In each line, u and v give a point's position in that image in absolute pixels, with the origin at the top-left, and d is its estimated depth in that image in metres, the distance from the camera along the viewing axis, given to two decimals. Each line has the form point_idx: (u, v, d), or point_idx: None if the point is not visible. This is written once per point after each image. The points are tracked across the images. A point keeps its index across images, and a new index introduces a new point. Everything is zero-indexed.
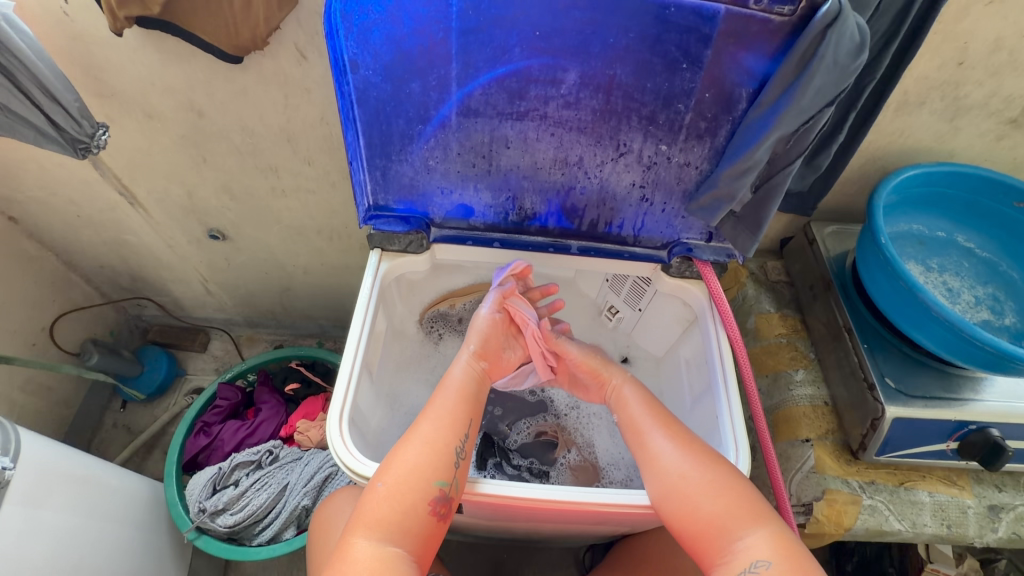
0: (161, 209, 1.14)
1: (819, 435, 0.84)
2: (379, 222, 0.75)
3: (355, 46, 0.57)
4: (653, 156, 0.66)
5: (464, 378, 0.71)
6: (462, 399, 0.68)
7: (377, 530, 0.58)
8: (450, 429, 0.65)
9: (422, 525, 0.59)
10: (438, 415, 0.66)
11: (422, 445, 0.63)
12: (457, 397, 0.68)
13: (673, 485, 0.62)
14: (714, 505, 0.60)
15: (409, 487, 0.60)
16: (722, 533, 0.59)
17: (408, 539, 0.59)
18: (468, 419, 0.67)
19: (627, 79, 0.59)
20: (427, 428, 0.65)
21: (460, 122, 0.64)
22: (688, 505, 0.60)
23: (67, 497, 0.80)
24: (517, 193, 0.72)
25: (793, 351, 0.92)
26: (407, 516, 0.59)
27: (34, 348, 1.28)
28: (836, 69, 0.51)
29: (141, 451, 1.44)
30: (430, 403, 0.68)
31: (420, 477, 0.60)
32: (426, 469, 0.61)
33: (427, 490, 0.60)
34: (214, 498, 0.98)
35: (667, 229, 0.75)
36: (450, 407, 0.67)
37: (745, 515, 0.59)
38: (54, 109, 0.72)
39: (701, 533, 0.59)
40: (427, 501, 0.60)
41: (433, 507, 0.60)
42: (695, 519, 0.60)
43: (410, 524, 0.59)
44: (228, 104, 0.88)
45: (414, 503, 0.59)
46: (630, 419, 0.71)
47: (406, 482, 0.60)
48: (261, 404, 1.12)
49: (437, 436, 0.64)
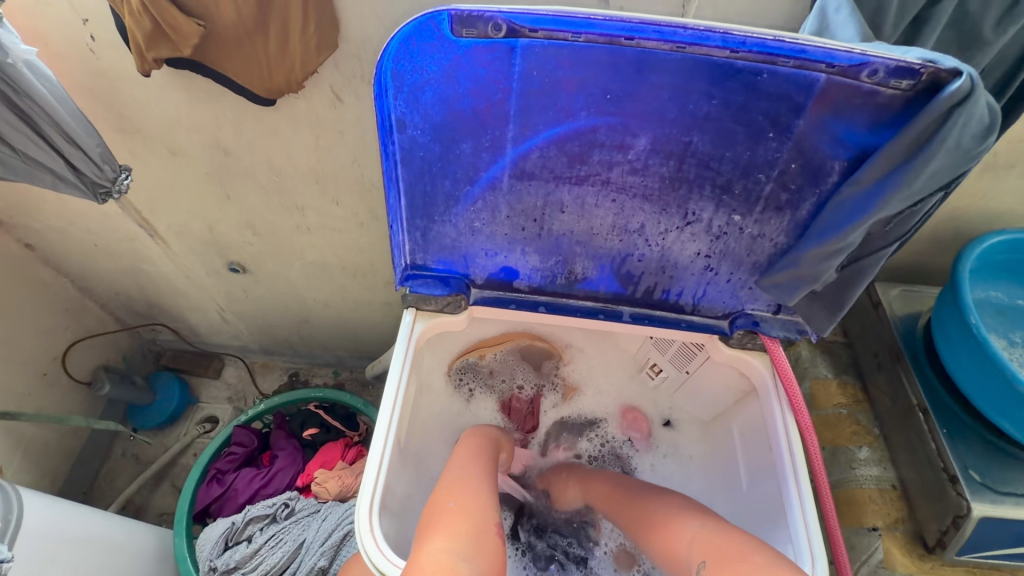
0: (181, 241, 1.09)
1: (888, 524, 0.76)
2: (416, 283, 0.69)
3: (404, 105, 0.52)
4: (723, 226, 0.59)
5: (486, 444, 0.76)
6: (486, 456, 0.72)
7: (454, 538, 0.54)
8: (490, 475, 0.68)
9: (494, 544, 0.55)
10: (479, 459, 0.70)
11: (477, 476, 0.65)
12: (480, 453, 0.73)
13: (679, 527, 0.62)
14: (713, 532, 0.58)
15: (477, 506, 0.59)
16: (676, 539, 0.61)
17: (484, 552, 0.53)
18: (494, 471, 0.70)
19: (704, 146, 0.53)
20: (472, 468, 0.67)
21: (512, 184, 0.58)
22: (656, 524, 0.65)
23: (69, 566, 0.74)
24: (567, 257, 0.66)
25: (855, 425, 0.85)
26: (483, 532, 0.56)
27: (45, 377, 1.24)
28: (958, 151, 0.45)
29: (150, 483, 1.39)
30: (459, 454, 0.71)
31: (483, 503, 0.60)
32: (480, 493, 0.62)
33: (492, 515, 0.59)
34: (225, 555, 0.93)
35: (731, 299, 0.68)
36: (485, 458, 0.72)
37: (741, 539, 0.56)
38: (74, 153, 0.66)
39: (667, 542, 0.62)
40: (492, 522, 0.58)
41: (500, 531, 0.58)
42: (657, 531, 0.64)
43: (483, 538, 0.55)
44: (256, 143, 0.83)
45: (481, 520, 0.57)
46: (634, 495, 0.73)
47: (474, 502, 0.59)
48: (277, 450, 1.06)
49: (478, 475, 0.66)
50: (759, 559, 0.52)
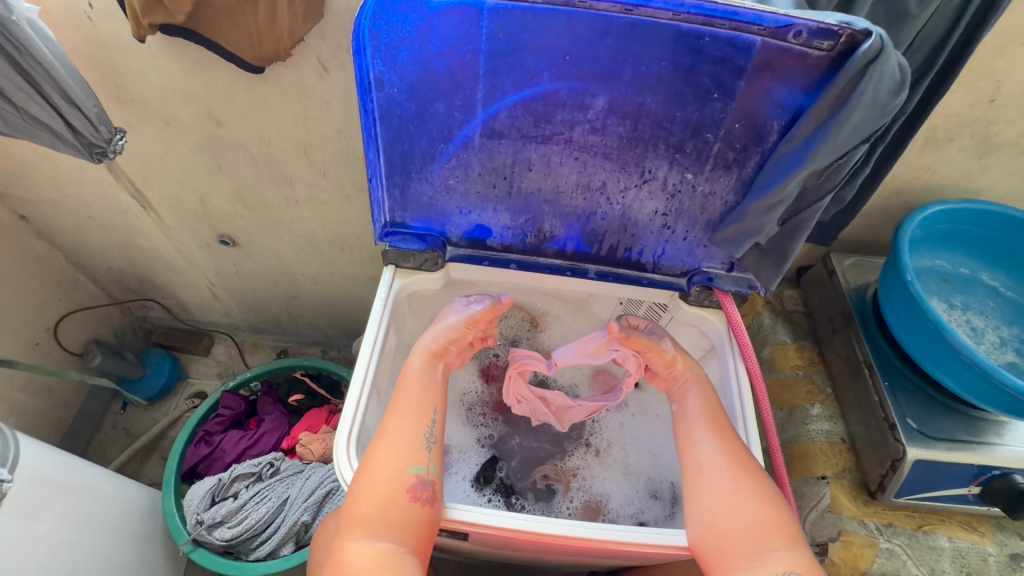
0: (173, 214, 1.13)
1: (836, 473, 0.82)
2: (395, 240, 0.74)
3: (382, 64, 0.56)
4: (677, 184, 0.64)
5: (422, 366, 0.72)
6: (424, 386, 0.71)
7: (367, 529, 0.58)
8: (415, 419, 0.66)
9: (406, 516, 0.59)
10: (405, 398, 0.68)
11: (394, 431, 0.64)
12: (419, 383, 0.71)
13: (722, 487, 0.63)
14: (757, 515, 0.60)
15: (387, 478, 0.60)
16: (754, 542, 0.59)
17: (393, 530, 0.58)
18: (433, 405, 0.69)
19: (656, 107, 0.58)
20: (401, 418, 0.66)
21: (482, 143, 0.63)
22: (732, 511, 0.61)
23: (63, 508, 0.78)
24: (536, 216, 0.70)
25: (809, 385, 0.90)
26: (392, 505, 0.59)
27: (38, 347, 1.27)
28: (876, 107, 0.50)
29: (139, 455, 1.43)
30: (399, 391, 0.70)
31: (392, 468, 0.61)
32: (399, 459, 0.62)
33: (402, 478, 0.61)
34: (212, 510, 0.96)
35: (688, 257, 0.73)
36: (419, 395, 0.69)
37: (781, 532, 0.59)
38: (72, 113, 0.70)
39: (730, 539, 0.60)
40: (405, 490, 0.60)
41: (414, 493, 0.60)
42: (733, 521, 0.60)
43: (394, 515, 0.59)
44: (246, 114, 0.88)
45: (393, 495, 0.60)
46: (685, 418, 0.71)
47: (388, 474, 0.61)
48: (264, 415, 1.10)
49: (404, 425, 0.65)
50: None
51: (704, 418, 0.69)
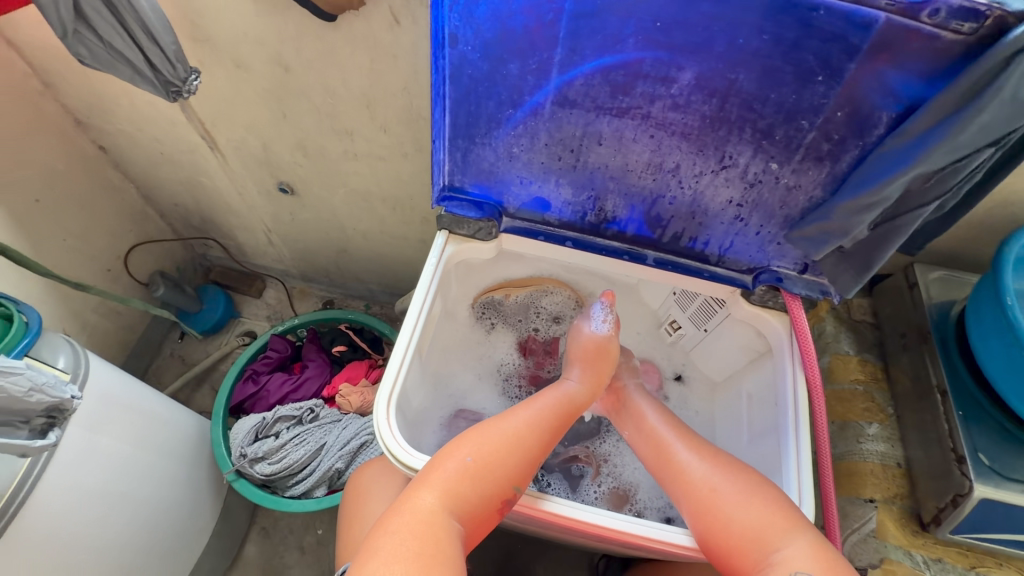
0: (237, 156, 1.16)
1: (885, 498, 0.77)
2: (451, 205, 0.72)
3: (459, 18, 0.53)
4: (759, 173, 0.59)
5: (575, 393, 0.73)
6: (564, 412, 0.70)
7: (445, 494, 0.58)
8: (545, 442, 0.66)
9: (485, 513, 0.60)
10: (537, 415, 0.67)
11: (515, 434, 0.64)
12: (560, 407, 0.70)
13: (707, 505, 0.61)
14: (752, 515, 0.59)
15: (487, 473, 0.60)
16: (758, 549, 0.57)
17: (470, 520, 0.59)
18: (559, 431, 0.69)
19: (749, 86, 0.53)
20: (520, 423, 0.66)
21: (553, 111, 0.60)
22: (722, 519, 0.59)
23: (124, 427, 0.83)
24: (600, 194, 0.67)
25: (869, 402, 0.84)
26: (479, 498, 0.59)
27: (109, 273, 1.35)
28: (1012, 104, 0.44)
29: (192, 383, 1.52)
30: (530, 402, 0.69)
31: (501, 464, 0.61)
32: (508, 463, 0.62)
33: (503, 485, 0.61)
34: (254, 445, 1.01)
35: (757, 253, 0.69)
36: (548, 412, 0.69)
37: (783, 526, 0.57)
38: (152, 49, 0.71)
39: (742, 549, 0.57)
40: (500, 496, 0.60)
41: (501, 506, 0.60)
42: (728, 532, 0.59)
43: (476, 508, 0.59)
44: (315, 62, 0.87)
45: (488, 488, 0.60)
46: (653, 434, 0.71)
47: (493, 468, 0.61)
48: (308, 360, 1.14)
49: (528, 435, 0.65)
50: None
51: (679, 435, 0.70)
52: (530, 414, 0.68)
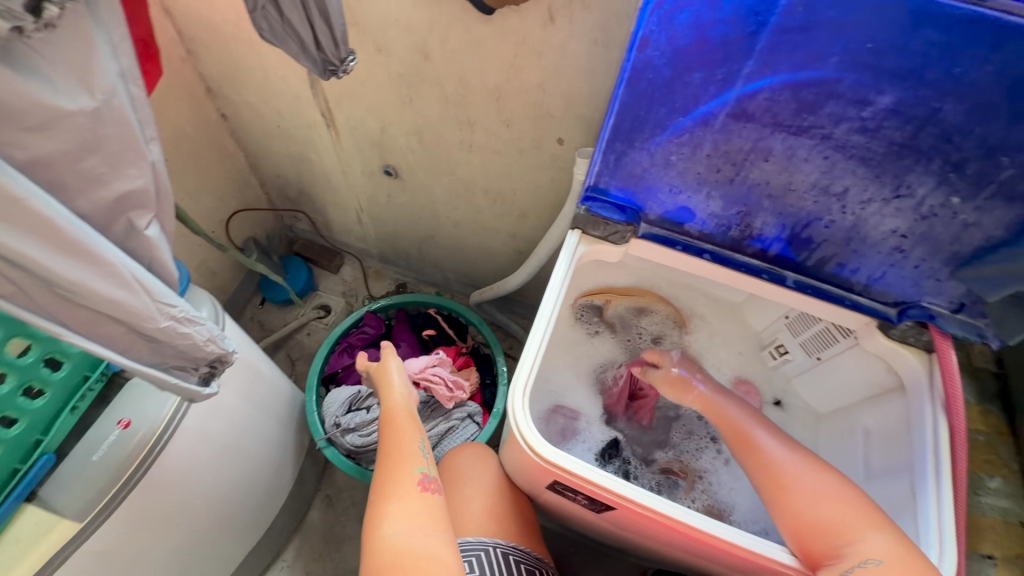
0: (351, 136, 1.20)
1: (1010, 556, 0.73)
2: (593, 205, 0.72)
3: (656, 23, 0.53)
4: (936, 207, 0.58)
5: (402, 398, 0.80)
6: (404, 415, 0.78)
7: (404, 519, 0.64)
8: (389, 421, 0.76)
9: (435, 508, 0.67)
10: (393, 424, 0.76)
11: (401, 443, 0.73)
12: (399, 415, 0.78)
13: (783, 500, 0.65)
14: (829, 510, 0.62)
15: (390, 482, 0.69)
16: (790, 490, 0.65)
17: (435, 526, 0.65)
18: (417, 423, 0.77)
19: (953, 117, 0.51)
20: (388, 439, 0.74)
21: (726, 123, 0.59)
22: (766, 454, 0.69)
23: (241, 383, 0.89)
24: (750, 209, 0.66)
25: (991, 455, 0.81)
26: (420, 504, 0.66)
27: (211, 235, 1.42)
28: None
29: (269, 348, 1.59)
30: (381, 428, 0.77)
31: (400, 469, 0.70)
32: (402, 462, 0.70)
33: (411, 476, 0.69)
34: (348, 416, 1.04)
35: (910, 288, 0.66)
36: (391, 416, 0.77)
37: (862, 522, 0.61)
38: (323, 28, 0.74)
39: (777, 478, 0.67)
40: (415, 483, 0.68)
41: (421, 486, 0.69)
42: (767, 464, 0.68)
43: (427, 510, 0.66)
44: (457, 52, 0.89)
45: (405, 491, 0.67)
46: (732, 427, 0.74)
47: (401, 478, 0.69)
48: (398, 341, 1.16)
49: (393, 441, 0.74)
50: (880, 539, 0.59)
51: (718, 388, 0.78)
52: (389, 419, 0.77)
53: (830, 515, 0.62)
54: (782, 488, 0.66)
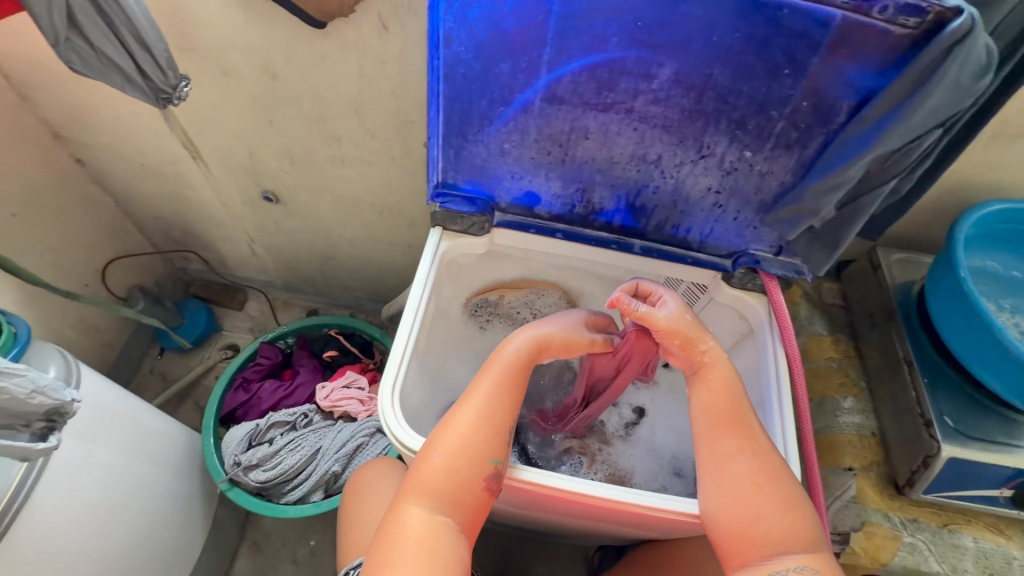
0: (221, 165, 1.16)
1: (864, 465, 0.82)
2: (445, 201, 0.75)
3: (452, 21, 0.57)
4: (734, 162, 0.64)
5: (524, 350, 0.69)
6: (516, 372, 0.67)
7: (432, 499, 0.59)
8: (510, 406, 0.66)
9: (476, 500, 0.61)
10: (495, 388, 0.66)
11: (480, 413, 0.64)
12: (513, 369, 0.67)
13: (738, 499, 0.60)
14: (778, 521, 0.58)
15: (462, 459, 0.61)
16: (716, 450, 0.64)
17: (459, 511, 0.60)
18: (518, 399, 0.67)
19: (724, 80, 0.57)
20: (481, 399, 0.65)
21: (542, 108, 0.63)
22: (714, 397, 0.67)
23: (117, 435, 0.82)
24: (587, 185, 0.71)
25: (844, 377, 0.90)
26: (465, 488, 0.60)
27: (86, 288, 1.33)
28: (956, 90, 0.50)
29: (175, 399, 1.49)
30: (483, 373, 0.67)
31: (473, 448, 0.62)
32: (478, 446, 0.62)
33: (481, 467, 0.61)
34: (248, 453, 1.00)
35: (736, 238, 0.74)
36: (501, 388, 0.66)
37: (801, 539, 0.58)
38: (143, 56, 0.73)
39: (716, 420, 0.65)
40: (482, 477, 0.61)
41: (487, 484, 0.61)
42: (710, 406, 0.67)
43: (463, 497, 0.60)
44: (304, 68, 0.89)
45: (467, 479, 0.60)
46: (721, 399, 0.67)
47: (457, 459, 0.61)
48: (299, 367, 1.14)
49: (492, 413, 0.64)
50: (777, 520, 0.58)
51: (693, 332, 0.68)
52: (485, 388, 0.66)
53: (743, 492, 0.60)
54: (713, 433, 0.65)
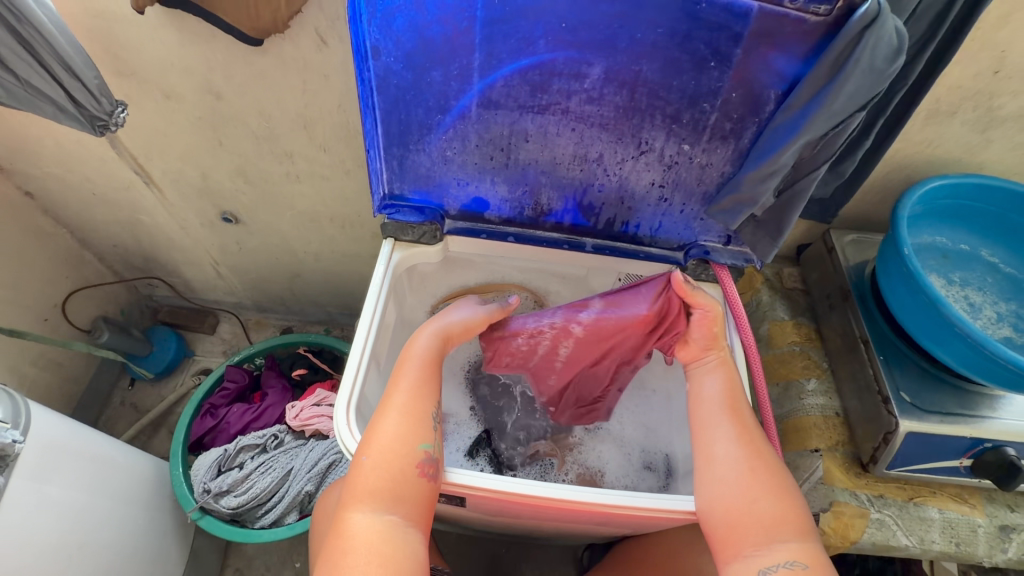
0: (175, 189, 1.14)
1: (829, 445, 0.83)
2: (394, 212, 0.75)
3: (378, 32, 0.56)
4: (674, 155, 0.65)
5: (431, 345, 0.70)
6: (430, 365, 0.68)
7: (372, 500, 0.58)
8: (428, 393, 0.66)
9: (415, 491, 0.60)
10: (414, 382, 0.66)
11: (402, 406, 0.64)
12: (426, 363, 0.68)
13: (728, 492, 0.61)
14: (769, 508, 0.59)
15: (394, 455, 0.60)
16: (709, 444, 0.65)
17: (403, 505, 0.59)
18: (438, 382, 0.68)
19: (653, 75, 0.58)
20: (406, 393, 0.65)
21: (479, 113, 0.63)
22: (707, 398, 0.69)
23: (74, 473, 0.80)
24: (534, 187, 0.71)
25: (806, 360, 0.91)
26: (400, 481, 0.59)
27: (46, 323, 1.29)
28: (872, 73, 0.51)
29: (148, 429, 1.46)
30: (400, 370, 0.67)
31: (401, 442, 0.61)
32: (406, 436, 0.62)
33: (412, 456, 0.61)
34: (218, 479, 0.99)
35: (685, 231, 0.74)
36: (421, 376, 0.67)
37: (791, 526, 0.58)
38: (74, 84, 0.72)
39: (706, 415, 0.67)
40: (413, 465, 0.60)
41: (420, 471, 0.60)
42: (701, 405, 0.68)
43: (404, 491, 0.59)
44: (246, 87, 0.88)
45: (401, 472, 0.60)
46: (703, 404, 0.69)
47: (391, 454, 0.60)
48: (268, 388, 1.12)
49: (416, 403, 0.64)
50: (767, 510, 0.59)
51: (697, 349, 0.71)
52: (407, 383, 0.66)
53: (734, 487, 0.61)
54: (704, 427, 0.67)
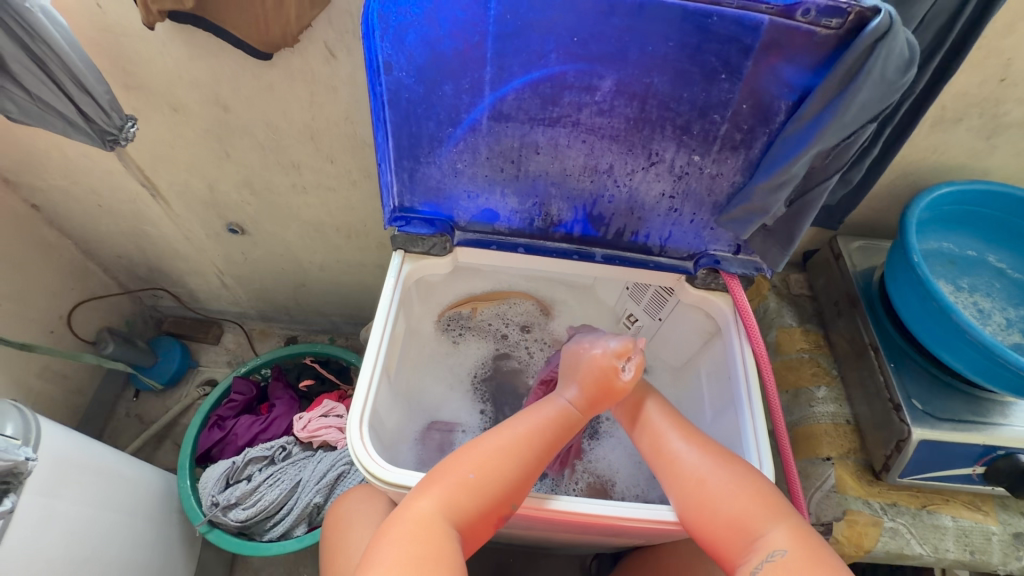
0: (181, 201, 1.14)
1: (840, 454, 0.83)
2: (404, 224, 0.75)
3: (390, 47, 0.57)
4: (684, 166, 0.65)
5: (581, 402, 0.69)
6: (567, 424, 0.67)
7: (451, 512, 0.58)
8: (549, 448, 0.65)
9: (485, 523, 0.60)
10: (543, 429, 0.66)
11: (524, 446, 0.63)
12: (566, 419, 0.68)
13: (692, 497, 0.61)
14: (730, 504, 0.59)
15: (496, 488, 0.60)
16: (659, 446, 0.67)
17: (469, 528, 0.59)
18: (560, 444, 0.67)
19: (663, 88, 0.58)
20: (527, 435, 0.65)
21: (490, 126, 0.63)
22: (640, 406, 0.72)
23: (82, 487, 0.80)
24: (544, 199, 0.71)
25: (815, 367, 0.91)
26: (482, 515, 0.59)
27: (52, 335, 1.29)
28: (883, 84, 0.51)
29: (152, 441, 1.45)
30: (538, 410, 0.68)
31: (507, 480, 0.61)
32: (513, 479, 0.61)
33: (508, 499, 0.61)
34: (226, 492, 0.98)
35: (695, 240, 0.75)
36: (555, 426, 0.66)
37: (762, 515, 0.58)
38: (84, 99, 0.72)
39: (651, 426, 0.69)
40: (503, 508, 0.60)
41: (502, 514, 0.61)
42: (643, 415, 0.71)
43: (479, 520, 0.60)
44: (254, 99, 0.88)
45: (492, 504, 0.60)
46: (647, 419, 0.70)
47: (492, 486, 0.60)
48: (275, 399, 1.12)
49: (533, 449, 0.64)
50: (732, 501, 0.59)
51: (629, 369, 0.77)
52: (535, 429, 0.66)
53: (701, 491, 0.61)
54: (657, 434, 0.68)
